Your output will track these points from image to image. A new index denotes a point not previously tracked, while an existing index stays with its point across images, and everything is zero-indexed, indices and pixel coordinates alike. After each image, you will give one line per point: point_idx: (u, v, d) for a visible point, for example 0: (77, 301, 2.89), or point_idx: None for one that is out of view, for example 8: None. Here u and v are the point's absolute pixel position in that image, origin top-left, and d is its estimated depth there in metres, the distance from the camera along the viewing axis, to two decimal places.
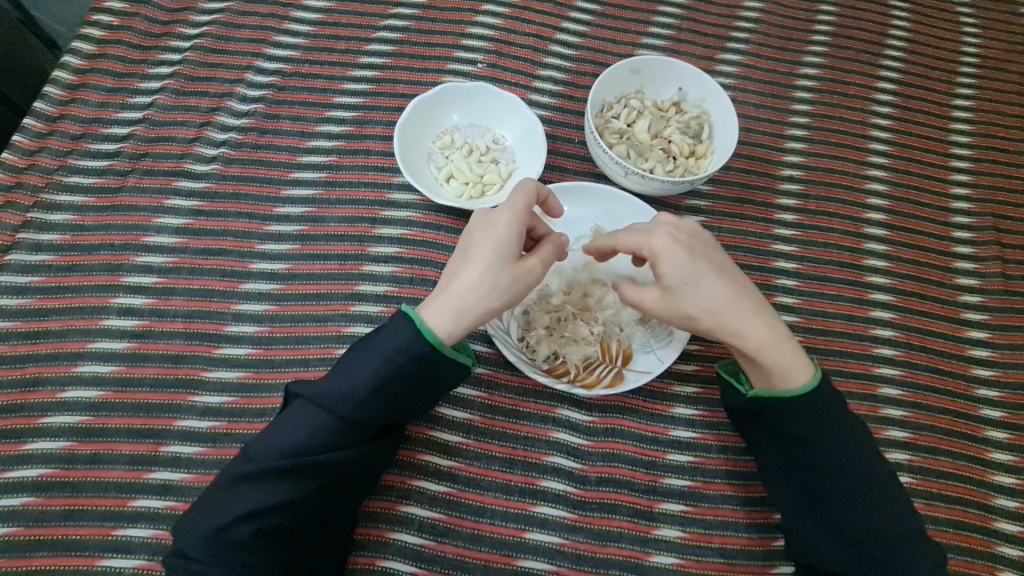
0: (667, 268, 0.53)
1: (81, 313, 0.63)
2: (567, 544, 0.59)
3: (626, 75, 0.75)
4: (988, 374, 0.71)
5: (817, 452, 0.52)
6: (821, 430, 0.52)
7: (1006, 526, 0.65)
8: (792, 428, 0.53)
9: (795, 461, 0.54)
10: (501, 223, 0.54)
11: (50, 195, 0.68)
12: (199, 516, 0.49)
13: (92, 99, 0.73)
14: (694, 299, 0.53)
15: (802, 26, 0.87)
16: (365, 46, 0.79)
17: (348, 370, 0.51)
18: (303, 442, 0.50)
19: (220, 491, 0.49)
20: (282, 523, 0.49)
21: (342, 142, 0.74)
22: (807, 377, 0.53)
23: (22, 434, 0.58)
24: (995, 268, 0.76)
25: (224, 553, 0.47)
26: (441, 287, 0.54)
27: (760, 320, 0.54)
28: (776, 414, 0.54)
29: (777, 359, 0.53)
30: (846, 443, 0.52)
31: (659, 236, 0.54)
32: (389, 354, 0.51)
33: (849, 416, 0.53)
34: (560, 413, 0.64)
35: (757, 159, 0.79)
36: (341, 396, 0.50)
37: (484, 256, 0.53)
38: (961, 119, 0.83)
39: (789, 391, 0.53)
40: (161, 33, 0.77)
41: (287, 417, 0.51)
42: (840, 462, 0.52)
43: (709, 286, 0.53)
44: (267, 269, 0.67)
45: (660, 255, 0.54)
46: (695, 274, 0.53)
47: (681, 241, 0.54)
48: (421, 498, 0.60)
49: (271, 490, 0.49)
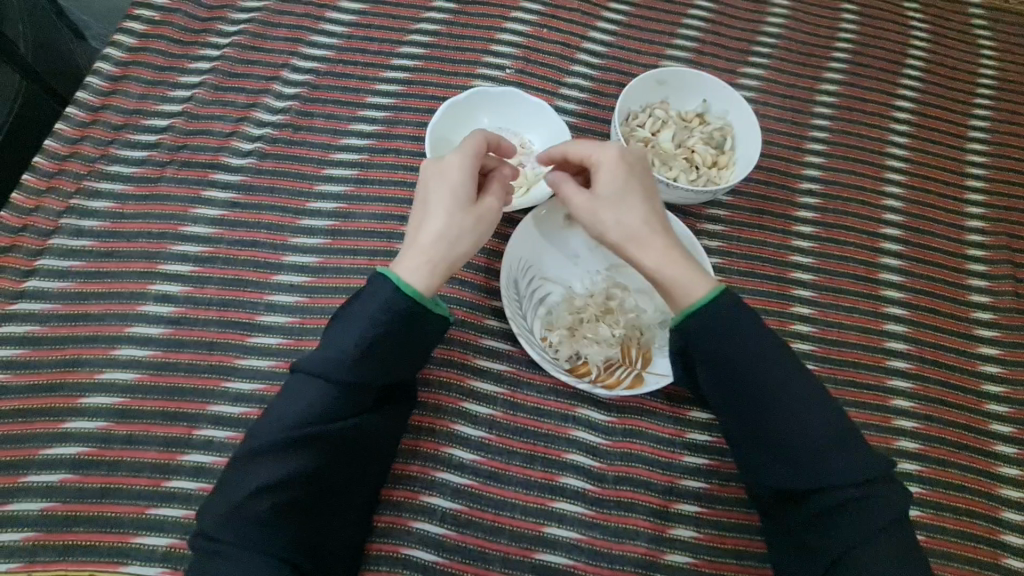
0: (602, 178, 0.56)
1: (120, 297, 0.65)
2: (584, 540, 0.61)
3: (652, 86, 0.76)
4: (998, 390, 0.73)
5: (732, 369, 0.51)
6: (731, 344, 0.51)
7: (1013, 539, 0.66)
8: (706, 350, 0.52)
9: (717, 386, 0.53)
10: (454, 167, 0.56)
11: (92, 182, 0.70)
12: (219, 500, 0.49)
13: (134, 91, 0.75)
14: (603, 211, 0.55)
15: (823, 43, 0.88)
16: (398, 48, 0.81)
17: (335, 336, 0.52)
18: (302, 411, 0.50)
19: (234, 471, 0.50)
20: (297, 495, 0.50)
21: (374, 141, 0.76)
22: (708, 289, 0.52)
23: (61, 413, 0.60)
24: (1007, 286, 0.77)
25: (245, 531, 0.47)
26: (409, 242, 0.56)
27: (664, 239, 0.54)
28: (688, 338, 0.52)
29: (676, 274, 0.53)
30: (757, 359, 0.51)
31: (604, 147, 0.57)
32: (375, 316, 0.51)
33: (758, 329, 0.52)
34: (580, 412, 0.65)
35: (777, 171, 0.80)
36: (330, 360, 0.51)
37: (447, 203, 0.55)
38: (977, 139, 0.85)
39: (690, 307, 0.52)
40: (201, 29, 0.80)
41: (286, 392, 0.52)
42: (756, 374, 0.51)
43: (622, 205, 0.55)
44: (299, 262, 0.69)
45: (602, 164, 0.57)
46: (612, 193, 0.55)
47: (625, 159, 0.57)
48: (444, 489, 0.61)
49: (282, 462, 0.49)
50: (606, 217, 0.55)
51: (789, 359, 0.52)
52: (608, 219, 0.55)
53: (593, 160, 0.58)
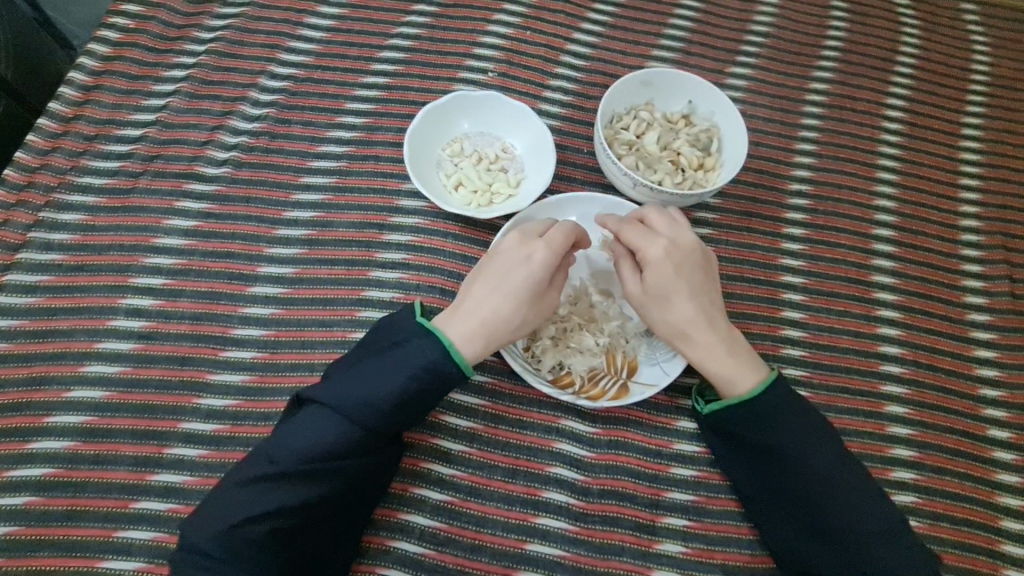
0: (648, 275, 0.58)
1: (90, 312, 0.64)
2: (568, 557, 0.59)
3: (636, 87, 0.75)
4: (996, 394, 0.71)
5: (778, 452, 0.55)
6: (779, 436, 0.54)
7: (1012, 549, 0.64)
8: (752, 436, 0.56)
9: (762, 468, 0.56)
10: (539, 258, 0.56)
11: (63, 195, 0.69)
12: (214, 515, 0.48)
13: (106, 100, 0.74)
14: (651, 309, 0.59)
15: (813, 41, 0.87)
16: (378, 53, 0.79)
17: (371, 377, 0.52)
18: (326, 447, 0.50)
19: (237, 488, 0.49)
20: (299, 523, 0.49)
21: (352, 148, 0.74)
22: (756, 385, 0.56)
23: (28, 433, 0.59)
24: (1003, 287, 0.75)
25: (239, 551, 0.47)
26: (471, 305, 0.56)
27: (711, 335, 0.58)
28: (736, 423, 0.57)
29: (723, 370, 0.57)
30: (807, 441, 0.54)
31: (653, 243, 0.58)
32: (415, 369, 0.52)
33: (809, 415, 0.55)
34: (563, 424, 0.64)
35: (765, 173, 0.79)
36: (363, 403, 0.51)
37: (519, 288, 0.56)
38: (971, 137, 0.83)
39: (732, 401, 0.57)
40: (176, 36, 0.78)
41: (306, 420, 0.51)
42: (802, 463, 0.54)
43: (670, 304, 0.58)
44: (275, 273, 0.67)
45: (647, 261, 0.58)
46: (659, 292, 0.58)
47: (672, 257, 0.57)
48: (423, 506, 0.59)
49: (291, 492, 0.49)
50: (654, 314, 0.59)
51: (837, 445, 0.55)
52: (655, 316, 0.59)
53: (642, 252, 0.58)
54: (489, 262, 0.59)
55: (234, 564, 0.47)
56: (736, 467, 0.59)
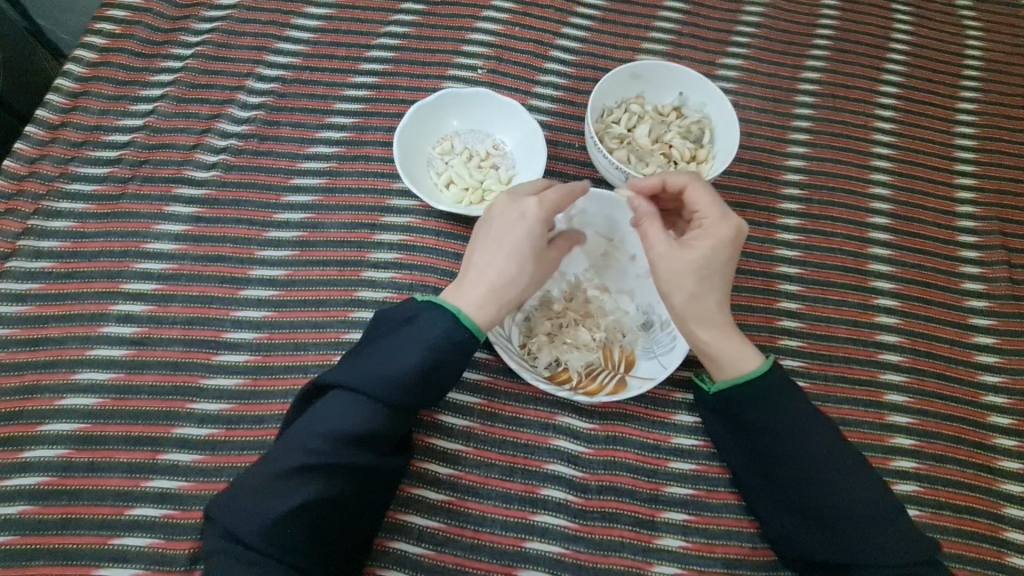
0: (700, 243, 0.55)
1: (80, 320, 0.64)
2: (568, 554, 0.59)
3: (626, 80, 0.74)
4: (995, 380, 0.70)
5: (770, 435, 0.54)
6: (776, 416, 0.54)
7: (1015, 535, 0.64)
8: (750, 416, 0.55)
9: (756, 450, 0.56)
10: (529, 211, 0.55)
11: (51, 202, 0.68)
12: (247, 510, 0.47)
13: (94, 107, 0.73)
14: (684, 277, 0.55)
15: (804, 30, 0.86)
16: (366, 52, 0.79)
17: (389, 355, 0.51)
18: (353, 428, 0.49)
19: (266, 484, 0.47)
20: (336, 510, 0.48)
21: (342, 148, 0.74)
22: (765, 360, 0.56)
23: (21, 441, 0.59)
24: (1002, 272, 0.75)
25: (282, 543, 0.46)
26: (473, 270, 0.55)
27: (728, 325, 0.57)
28: (734, 404, 0.56)
29: (736, 352, 0.56)
30: (799, 425, 0.54)
31: (722, 217, 0.56)
32: (435, 343, 0.51)
33: (800, 398, 0.55)
34: (560, 420, 0.63)
35: (759, 163, 0.78)
36: (385, 382, 0.50)
37: (520, 245, 0.55)
38: (965, 123, 0.82)
39: (743, 378, 0.56)
40: (162, 41, 0.78)
41: (327, 405, 0.50)
42: (791, 445, 0.53)
43: (705, 281, 0.55)
44: (267, 276, 0.67)
45: (706, 230, 0.56)
46: (702, 266, 0.55)
47: (732, 241, 0.56)
48: (420, 507, 0.59)
49: (323, 481, 0.48)
50: (685, 284, 0.56)
51: (830, 430, 0.54)
52: (685, 286, 0.56)
53: (705, 220, 0.57)
54: (479, 228, 0.57)
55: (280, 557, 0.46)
56: (732, 450, 0.59)
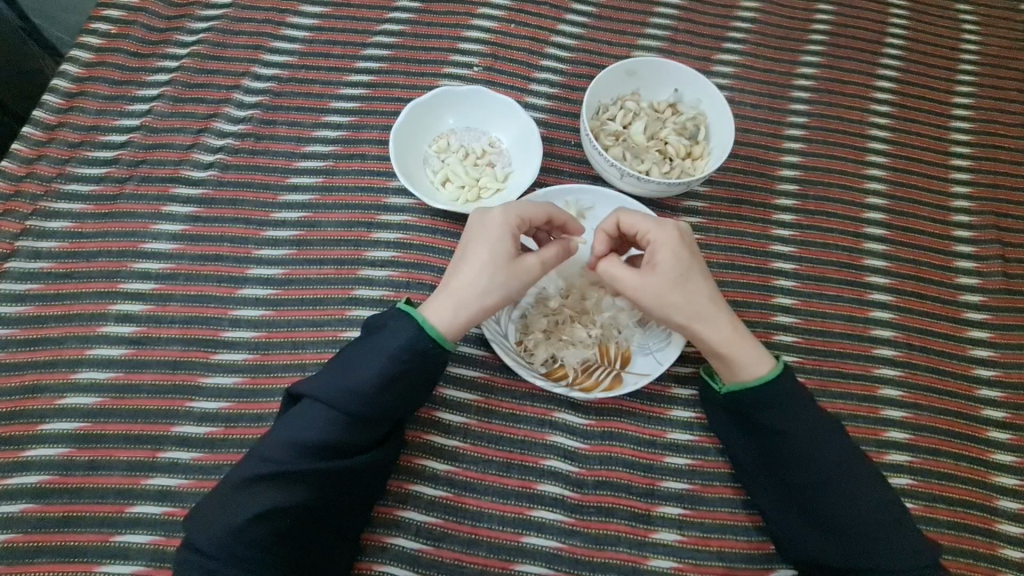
0: (663, 258, 0.56)
1: (80, 319, 0.64)
2: (565, 548, 0.59)
3: (622, 77, 0.74)
4: (989, 374, 0.71)
5: (780, 440, 0.55)
6: (791, 422, 0.54)
7: (1007, 528, 0.65)
8: (763, 420, 0.55)
9: (766, 452, 0.56)
10: (494, 222, 0.56)
11: (48, 203, 0.68)
12: (210, 519, 0.48)
13: (91, 107, 0.73)
14: (672, 293, 0.56)
15: (800, 25, 0.86)
16: (362, 50, 0.79)
17: (352, 365, 0.52)
18: (311, 439, 0.49)
19: (229, 492, 0.49)
20: (296, 521, 0.49)
21: (338, 147, 0.74)
22: (771, 366, 0.56)
23: (22, 440, 0.59)
24: (996, 266, 0.75)
25: (238, 551, 0.47)
26: (445, 283, 0.56)
27: (726, 321, 0.57)
28: (750, 407, 0.56)
29: (743, 353, 0.56)
30: (810, 431, 0.54)
31: (661, 224, 0.58)
32: (395, 353, 0.52)
33: (810, 405, 0.55)
34: (557, 416, 0.64)
35: (755, 159, 0.78)
36: (344, 391, 0.51)
37: (481, 255, 0.55)
38: (961, 117, 0.83)
39: (753, 382, 0.56)
40: (158, 40, 0.78)
41: (294, 415, 0.51)
42: (799, 450, 0.54)
43: (694, 283, 0.56)
44: (264, 275, 0.67)
45: (659, 243, 0.57)
46: (685, 269, 0.56)
47: (682, 239, 0.57)
48: (419, 502, 0.60)
49: (281, 491, 0.48)
50: (679, 294, 0.56)
51: (838, 436, 0.55)
52: (680, 296, 0.56)
53: (648, 237, 0.58)
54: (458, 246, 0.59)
55: (237, 564, 0.47)
56: (741, 450, 0.60)
